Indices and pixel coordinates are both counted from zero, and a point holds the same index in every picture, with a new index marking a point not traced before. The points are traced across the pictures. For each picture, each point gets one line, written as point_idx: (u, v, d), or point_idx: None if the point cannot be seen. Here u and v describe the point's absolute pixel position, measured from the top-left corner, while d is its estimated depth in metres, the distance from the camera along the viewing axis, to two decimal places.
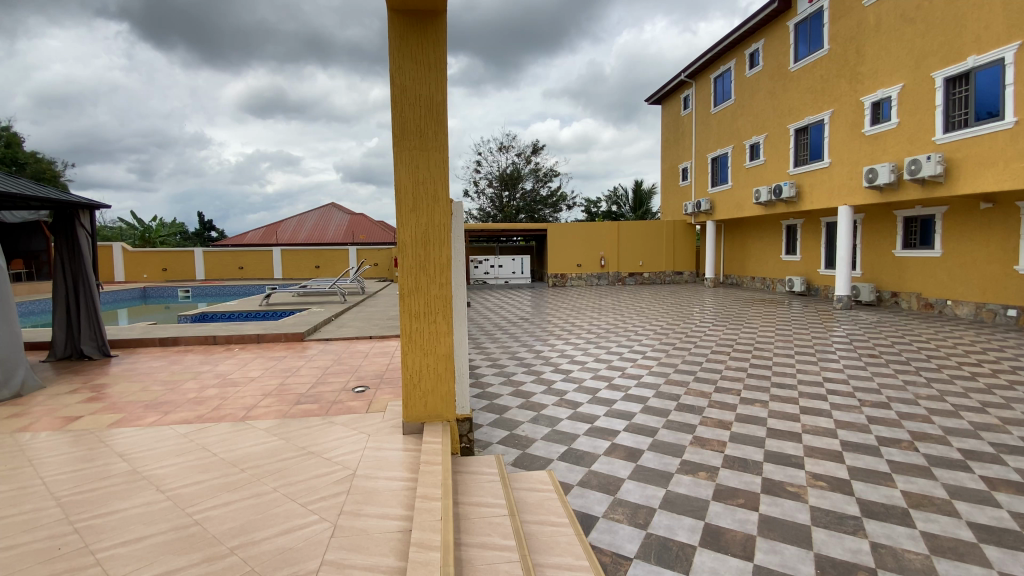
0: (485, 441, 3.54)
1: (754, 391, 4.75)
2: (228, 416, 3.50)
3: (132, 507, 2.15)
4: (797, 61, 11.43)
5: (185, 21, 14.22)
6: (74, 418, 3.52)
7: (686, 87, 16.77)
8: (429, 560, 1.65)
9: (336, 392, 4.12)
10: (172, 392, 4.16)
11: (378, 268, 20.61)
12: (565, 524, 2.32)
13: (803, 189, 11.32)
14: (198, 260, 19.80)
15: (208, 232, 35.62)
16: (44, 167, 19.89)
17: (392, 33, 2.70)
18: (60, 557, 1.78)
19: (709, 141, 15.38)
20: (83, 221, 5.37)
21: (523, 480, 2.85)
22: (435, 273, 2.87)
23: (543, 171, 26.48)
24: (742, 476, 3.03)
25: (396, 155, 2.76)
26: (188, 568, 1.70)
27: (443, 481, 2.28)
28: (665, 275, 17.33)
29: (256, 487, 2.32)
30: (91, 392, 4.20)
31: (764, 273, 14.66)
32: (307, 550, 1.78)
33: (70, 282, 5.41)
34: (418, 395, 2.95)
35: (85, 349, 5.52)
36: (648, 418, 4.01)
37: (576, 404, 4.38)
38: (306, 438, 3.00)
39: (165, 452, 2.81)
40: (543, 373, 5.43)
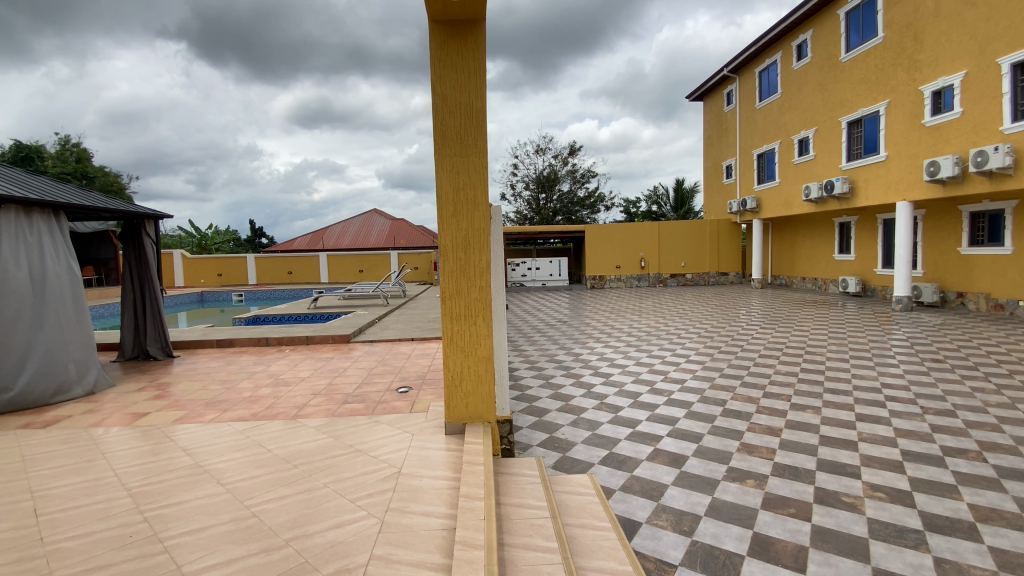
0: (525, 444, 3.54)
1: (805, 397, 4.56)
2: (281, 414, 3.66)
3: (195, 499, 2.28)
4: (848, 51, 10.91)
5: (238, 39, 15.01)
6: (142, 414, 3.77)
7: (729, 82, 16.29)
8: (474, 559, 1.67)
9: (380, 392, 4.24)
10: (228, 391, 4.39)
11: (419, 272, 21.03)
12: (608, 529, 2.30)
13: (857, 185, 10.77)
14: (251, 266, 20.84)
15: (260, 239, 37.24)
16: (111, 179, 21.38)
17: (433, 42, 2.77)
18: (131, 544, 1.92)
19: (755, 136, 14.87)
20: (148, 230, 5.76)
21: (564, 482, 2.85)
22: (475, 276, 2.92)
23: (581, 172, 26.30)
24: (793, 485, 2.91)
25: (437, 162, 2.83)
26: (247, 557, 1.79)
27: (486, 481, 2.31)
28: (709, 276, 16.88)
29: (308, 483, 2.42)
30: (156, 390, 4.49)
31: (815, 273, 14.06)
32: (356, 545, 1.84)
33: (137, 288, 5.79)
34: (459, 395, 2.99)
35: (151, 350, 5.90)
36: (692, 424, 3.92)
37: (618, 408, 4.33)
38: (354, 436, 3.11)
39: (224, 447, 2.98)
40: (583, 376, 5.40)
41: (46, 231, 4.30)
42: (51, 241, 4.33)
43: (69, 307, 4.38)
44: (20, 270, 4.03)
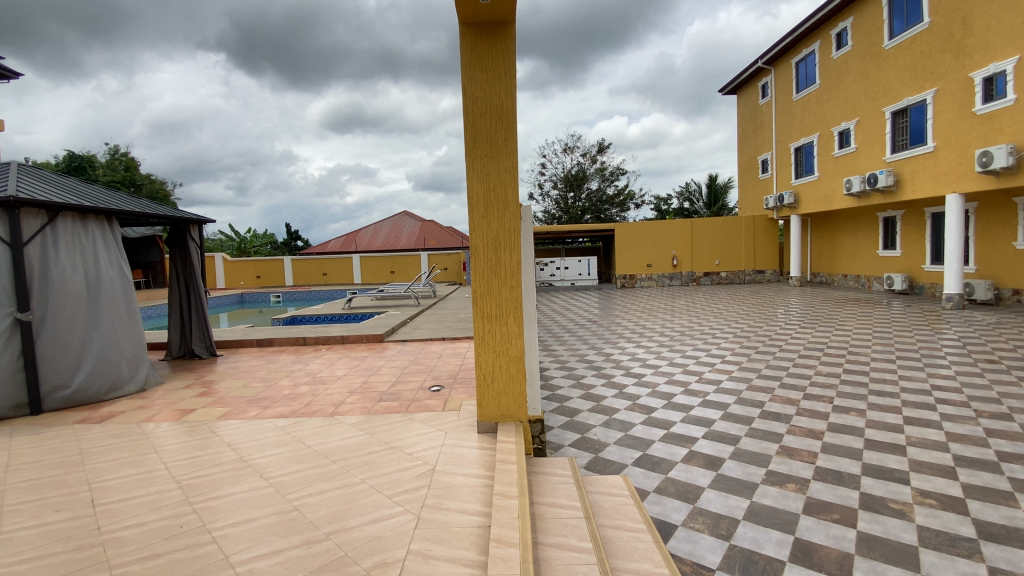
0: (557, 443, 3.53)
1: (848, 398, 4.38)
2: (319, 412, 3.76)
3: (239, 492, 2.37)
4: (892, 38, 10.43)
5: (273, 48, 15.52)
6: (189, 411, 3.94)
7: (764, 74, 15.82)
8: (509, 556, 1.68)
9: (414, 391, 4.30)
10: (269, 389, 4.54)
11: (449, 273, 21.25)
12: (643, 530, 2.27)
13: (903, 177, 10.29)
14: (287, 268, 21.49)
15: (296, 241, 38.37)
16: (157, 187, 22.43)
17: (463, 45, 2.80)
18: (181, 535, 2.00)
19: (793, 129, 14.38)
20: (193, 235, 6.01)
21: (598, 483, 2.83)
22: (506, 276, 2.93)
23: (610, 170, 26.03)
24: (836, 490, 2.80)
25: (468, 163, 2.85)
26: (290, 549, 1.85)
27: (519, 480, 2.31)
28: (745, 274, 16.45)
29: (346, 478, 2.48)
30: (202, 388, 4.68)
31: (857, 270, 13.50)
32: (393, 540, 1.87)
33: (183, 290, 6.05)
34: (491, 395, 3.01)
35: (196, 349, 6.16)
36: (729, 426, 3.82)
37: (650, 409, 4.26)
38: (389, 433, 3.17)
39: (265, 443, 3.08)
40: (615, 376, 5.34)
41: (100, 237, 4.55)
42: (105, 246, 4.58)
43: (122, 309, 4.61)
44: (77, 274, 4.28)
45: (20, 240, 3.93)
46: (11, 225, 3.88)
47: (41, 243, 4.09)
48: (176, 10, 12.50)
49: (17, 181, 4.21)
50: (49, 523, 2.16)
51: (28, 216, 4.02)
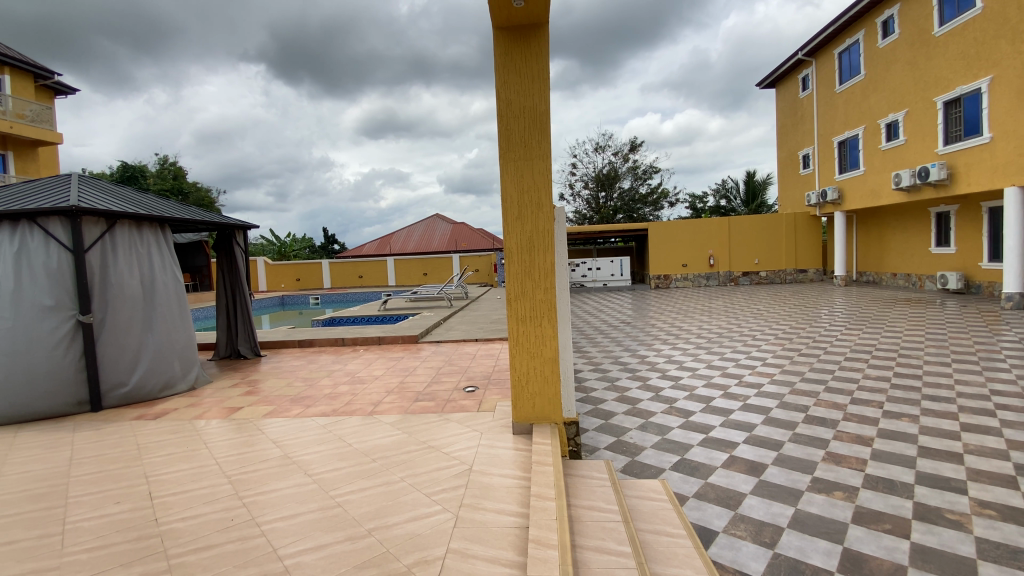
0: (592, 446, 3.50)
1: (898, 403, 4.17)
2: (358, 410, 3.86)
3: (284, 488, 2.45)
4: (942, 25, 9.91)
5: None
6: (236, 409, 4.11)
7: (805, 65, 15.26)
8: (548, 558, 1.68)
9: (449, 391, 4.35)
10: (310, 388, 4.68)
11: (481, 274, 21.39)
12: (683, 536, 2.23)
13: (957, 170, 9.74)
14: (325, 271, 22.11)
15: (332, 245, 39.41)
16: (203, 194, 23.46)
17: (497, 49, 2.82)
18: (233, 527, 2.09)
19: (836, 123, 13.81)
20: (238, 240, 6.25)
21: (635, 487, 2.79)
22: (540, 278, 2.93)
23: (642, 168, 25.65)
24: (888, 499, 2.67)
25: (503, 167, 2.87)
26: (335, 544, 1.91)
27: (556, 482, 2.30)
28: (786, 274, 15.92)
29: (386, 476, 2.53)
30: (247, 387, 4.88)
31: (908, 268, 12.85)
32: (433, 538, 1.90)
33: (230, 293, 6.31)
34: (526, 396, 3.01)
35: (242, 349, 6.42)
36: (772, 431, 3.70)
37: (688, 412, 4.17)
38: (426, 433, 3.22)
39: (309, 441, 3.18)
40: (651, 379, 5.24)
41: (154, 243, 4.81)
42: (158, 252, 4.83)
43: (175, 311, 4.85)
44: (133, 278, 4.52)
45: (82, 246, 4.18)
46: (73, 233, 4.14)
47: (101, 249, 4.34)
48: (219, 23, 13.13)
49: (79, 192, 4.49)
50: (111, 514, 2.30)
51: (89, 224, 4.28)
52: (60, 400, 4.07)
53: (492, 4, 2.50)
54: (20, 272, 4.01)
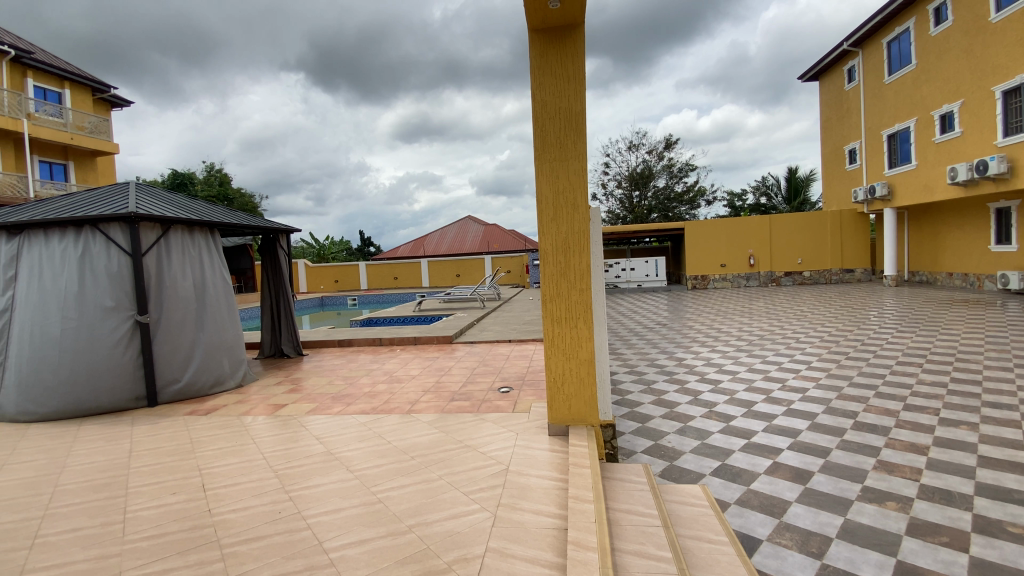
0: (629, 450, 3.45)
1: (957, 410, 3.92)
2: (396, 409, 3.93)
3: (328, 483, 2.53)
4: (999, 10, 9.34)
5: (345, 64, 16.43)
6: (281, 405, 4.26)
7: (851, 56, 14.64)
8: (589, 560, 1.67)
9: (484, 391, 4.38)
10: (350, 386, 4.81)
11: (513, 275, 21.44)
12: (726, 543, 2.17)
13: (1019, 163, 9.13)
14: (362, 273, 22.64)
15: (368, 246, 40.39)
16: (246, 200, 24.44)
17: (533, 51, 2.82)
18: (280, 519, 2.17)
19: (884, 115, 13.18)
20: (282, 244, 6.47)
21: (674, 492, 2.74)
22: (576, 279, 2.91)
23: (678, 166, 25.14)
24: (945, 511, 2.53)
25: (537, 169, 2.87)
26: (377, 539, 1.95)
27: (594, 485, 2.28)
28: (831, 274, 15.31)
29: (425, 474, 2.58)
30: (291, 384, 5.05)
31: (964, 268, 12.14)
32: (472, 536, 1.92)
33: (273, 295, 6.56)
34: (562, 397, 3.00)
35: (285, 348, 6.64)
36: (818, 437, 3.56)
37: (729, 417, 4.06)
38: (462, 432, 3.25)
39: (350, 437, 3.27)
40: (688, 382, 5.12)
41: (205, 247, 5.06)
42: (208, 255, 5.08)
43: (224, 310, 5.08)
44: (186, 281, 4.77)
45: (139, 250, 4.43)
46: (132, 237, 4.39)
47: (156, 253, 4.59)
48: (262, 34, 13.66)
49: (137, 199, 4.75)
50: (168, 504, 2.42)
51: (146, 229, 4.52)
52: (120, 396, 4.32)
53: (528, 7, 2.51)
54: (83, 274, 4.25)
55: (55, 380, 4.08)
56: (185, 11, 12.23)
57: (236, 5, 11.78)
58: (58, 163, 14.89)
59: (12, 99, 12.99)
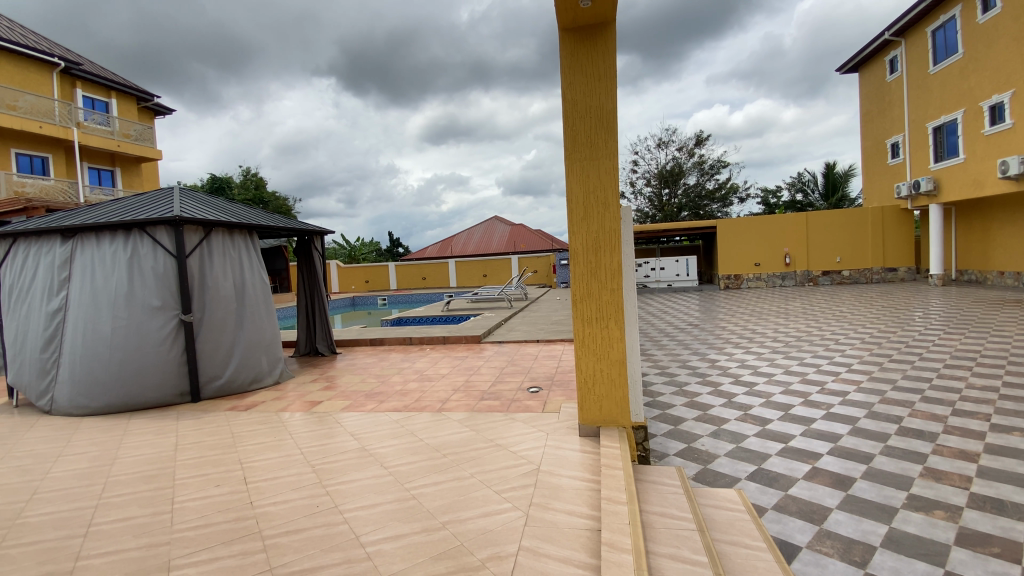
0: (661, 452, 3.40)
1: (1011, 416, 3.71)
2: (427, 407, 3.99)
3: (363, 479, 2.59)
4: None
5: (375, 68, 16.77)
6: (316, 402, 4.38)
7: (893, 46, 14.05)
8: (623, 562, 1.66)
9: (513, 391, 4.40)
10: (382, 384, 4.90)
11: (540, 275, 21.39)
12: (764, 549, 2.12)
13: None
14: (392, 273, 23.00)
15: (398, 247, 41.09)
16: (281, 202, 25.16)
17: (563, 50, 2.81)
18: (318, 513, 2.23)
19: (929, 107, 12.60)
20: (316, 245, 6.63)
21: (709, 496, 2.68)
22: (607, 278, 2.89)
23: (709, 163, 24.63)
24: (997, 521, 2.40)
25: (567, 168, 2.86)
26: (411, 535, 1.99)
27: (627, 486, 2.26)
28: (872, 273, 14.74)
29: (456, 471, 2.61)
30: (325, 382, 5.18)
31: (1017, 266, 11.49)
32: (504, 535, 1.93)
33: (308, 295, 6.74)
34: (592, 398, 2.98)
35: (319, 347, 6.82)
36: (860, 442, 3.43)
37: (764, 420, 3.96)
38: (493, 432, 3.26)
39: (383, 434, 3.34)
40: (723, 384, 5.00)
41: (244, 248, 5.23)
42: (248, 256, 5.25)
43: (263, 309, 5.24)
44: (227, 281, 4.94)
45: (183, 252, 4.62)
46: (177, 240, 4.58)
47: (199, 255, 4.78)
48: (295, 41, 14.05)
49: (181, 203, 4.95)
50: (212, 496, 2.52)
51: (190, 232, 4.71)
52: (166, 391, 4.53)
53: (559, 6, 2.51)
54: (132, 275, 4.46)
55: (106, 376, 4.30)
56: (223, 21, 12.69)
57: (271, 14, 12.14)
58: (106, 169, 15.64)
59: (63, 108, 13.70)
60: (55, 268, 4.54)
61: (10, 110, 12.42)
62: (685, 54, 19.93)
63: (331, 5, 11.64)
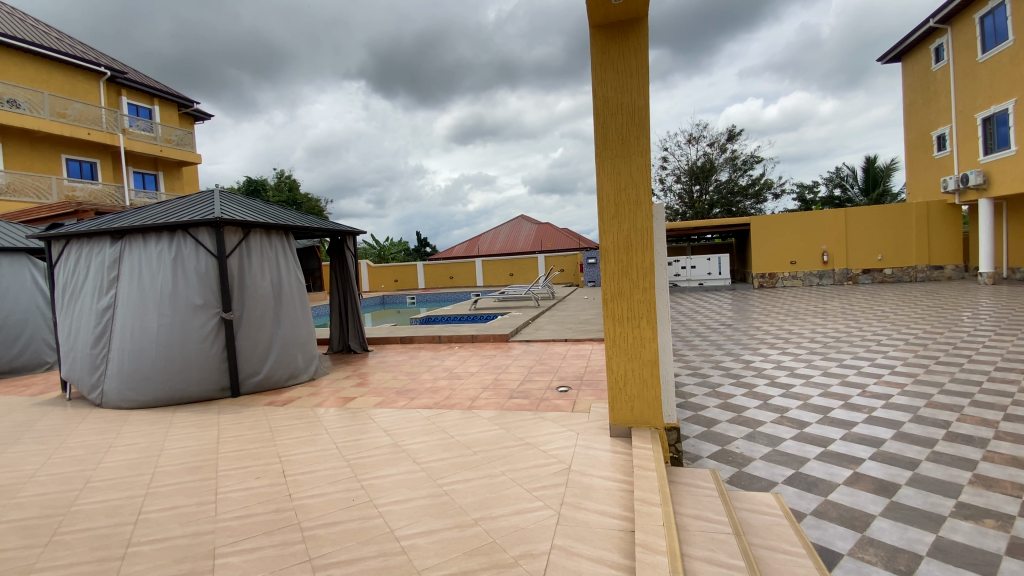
0: (694, 454, 3.34)
1: None
2: (457, 404, 4.03)
3: (396, 474, 2.64)
4: None
5: (404, 70, 17.01)
6: (349, 398, 4.48)
7: (939, 33, 13.41)
8: (658, 563, 1.64)
9: (542, 390, 4.40)
10: (413, 381, 4.98)
11: (567, 274, 21.27)
12: (804, 556, 2.06)
13: None
14: (420, 272, 23.29)
15: (426, 246, 41.60)
16: (312, 203, 25.78)
17: (594, 47, 2.79)
18: (355, 506, 2.29)
19: (978, 97, 11.97)
20: (348, 245, 6.78)
21: (745, 499, 2.62)
22: (638, 277, 2.86)
23: (742, 159, 24.02)
24: None
25: (598, 165, 2.84)
26: (445, 530, 2.01)
27: (661, 487, 2.23)
28: (916, 271, 14.11)
29: (487, 469, 2.63)
30: (357, 378, 5.30)
31: None
32: (537, 533, 1.94)
33: (341, 293, 6.89)
34: (624, 398, 2.96)
35: (352, 344, 6.97)
36: (904, 448, 3.29)
37: (803, 423, 3.84)
38: (523, 430, 3.28)
39: (415, 430, 3.39)
40: (758, 386, 4.87)
41: (281, 249, 5.38)
42: (284, 256, 5.39)
43: (299, 306, 5.39)
44: (264, 280, 5.10)
45: (224, 252, 4.79)
46: (218, 241, 4.75)
47: (238, 255, 4.94)
48: (326, 44, 14.37)
49: (222, 206, 5.13)
50: (253, 487, 2.61)
51: (230, 233, 4.88)
52: (208, 386, 4.71)
53: (590, 3, 2.49)
54: (176, 275, 4.65)
55: (153, 371, 4.51)
56: (259, 28, 13.07)
57: (304, 20, 12.44)
58: (150, 174, 16.36)
59: (109, 116, 14.37)
60: (105, 268, 4.77)
61: (60, 117, 13.08)
62: (716, 47, 19.44)
63: (361, 9, 11.85)
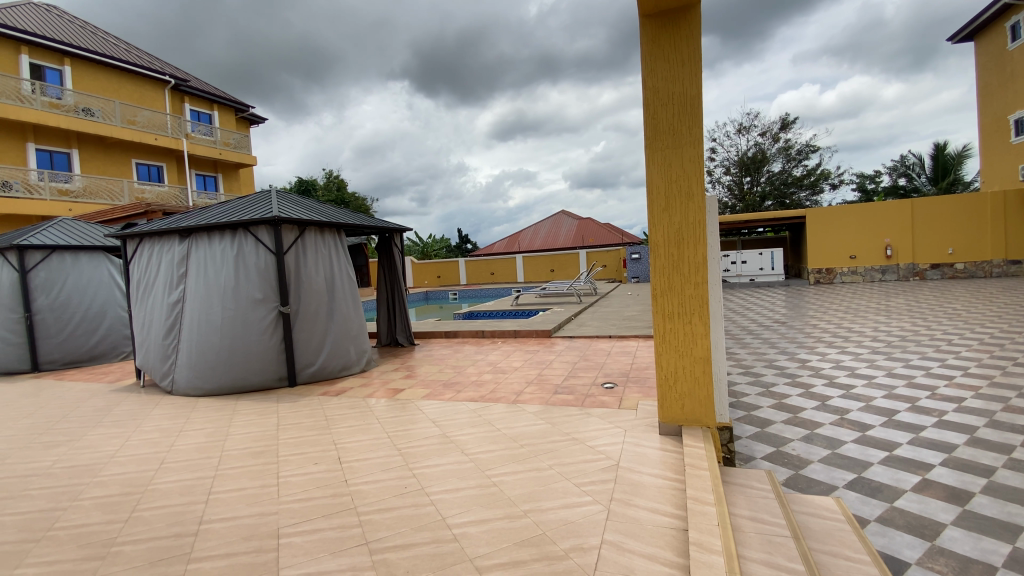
0: (747, 455, 3.23)
1: None
2: (502, 398, 4.07)
3: (445, 464, 2.70)
4: None
5: (447, 69, 17.24)
6: (398, 390, 4.61)
7: (1018, 9, 12.40)
8: (713, 562, 1.61)
9: (587, 385, 4.38)
10: (458, 374, 5.07)
11: (609, 270, 20.99)
12: (868, 563, 1.96)
13: None
14: (463, 268, 23.57)
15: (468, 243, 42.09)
16: (359, 202, 26.56)
17: (644, 38, 2.74)
18: (407, 493, 2.37)
19: None
20: (395, 242, 6.95)
21: (803, 503, 2.52)
22: (690, 273, 2.79)
23: (797, 148, 22.97)
24: None
25: (648, 157, 2.79)
26: (495, 520, 2.05)
27: (714, 487, 2.18)
28: (991, 266, 13.06)
29: (535, 462, 2.65)
30: (405, 371, 5.45)
31: None
32: (586, 527, 1.94)
33: (388, 288, 7.08)
34: (673, 396, 2.90)
35: (399, 338, 7.15)
36: (979, 454, 3.07)
37: (865, 426, 3.65)
38: (569, 425, 3.27)
39: (462, 422, 3.45)
40: (815, 386, 4.65)
41: (333, 246, 5.58)
42: (336, 253, 5.59)
43: (350, 301, 5.57)
44: (319, 276, 5.31)
45: (281, 249, 5.01)
46: (276, 238, 4.98)
47: (295, 252, 5.17)
48: (372, 46, 14.75)
49: (279, 205, 5.38)
50: (312, 472, 2.74)
51: (287, 231, 5.11)
52: (267, 375, 4.96)
53: None
54: (237, 270, 4.91)
55: (217, 360, 4.80)
56: (309, 34, 13.56)
57: (351, 23, 12.79)
58: (210, 176, 17.31)
59: (173, 121, 15.30)
60: (174, 264, 5.11)
61: (131, 124, 14.04)
62: (769, 32, 18.60)
63: (405, 10, 12.07)
